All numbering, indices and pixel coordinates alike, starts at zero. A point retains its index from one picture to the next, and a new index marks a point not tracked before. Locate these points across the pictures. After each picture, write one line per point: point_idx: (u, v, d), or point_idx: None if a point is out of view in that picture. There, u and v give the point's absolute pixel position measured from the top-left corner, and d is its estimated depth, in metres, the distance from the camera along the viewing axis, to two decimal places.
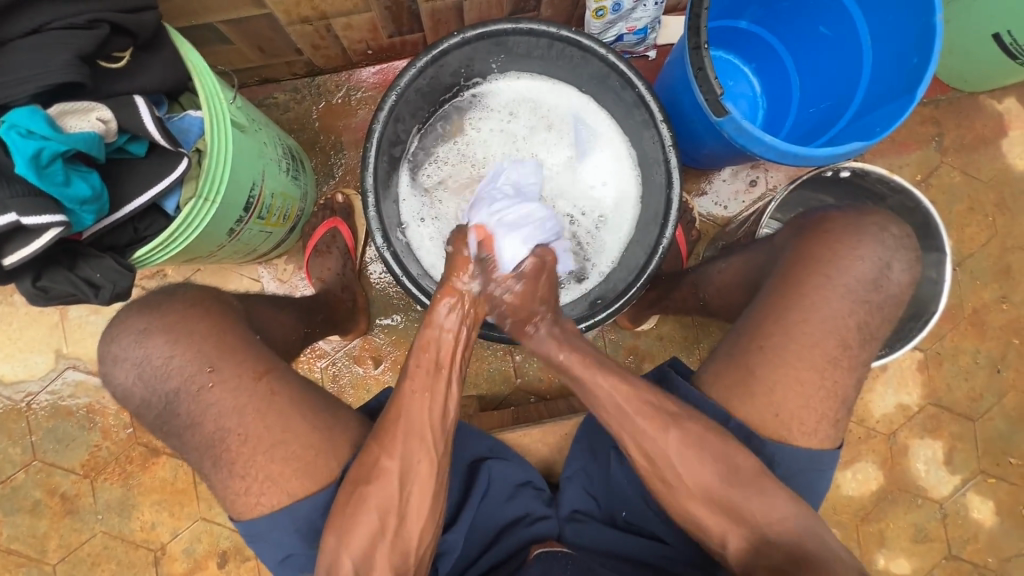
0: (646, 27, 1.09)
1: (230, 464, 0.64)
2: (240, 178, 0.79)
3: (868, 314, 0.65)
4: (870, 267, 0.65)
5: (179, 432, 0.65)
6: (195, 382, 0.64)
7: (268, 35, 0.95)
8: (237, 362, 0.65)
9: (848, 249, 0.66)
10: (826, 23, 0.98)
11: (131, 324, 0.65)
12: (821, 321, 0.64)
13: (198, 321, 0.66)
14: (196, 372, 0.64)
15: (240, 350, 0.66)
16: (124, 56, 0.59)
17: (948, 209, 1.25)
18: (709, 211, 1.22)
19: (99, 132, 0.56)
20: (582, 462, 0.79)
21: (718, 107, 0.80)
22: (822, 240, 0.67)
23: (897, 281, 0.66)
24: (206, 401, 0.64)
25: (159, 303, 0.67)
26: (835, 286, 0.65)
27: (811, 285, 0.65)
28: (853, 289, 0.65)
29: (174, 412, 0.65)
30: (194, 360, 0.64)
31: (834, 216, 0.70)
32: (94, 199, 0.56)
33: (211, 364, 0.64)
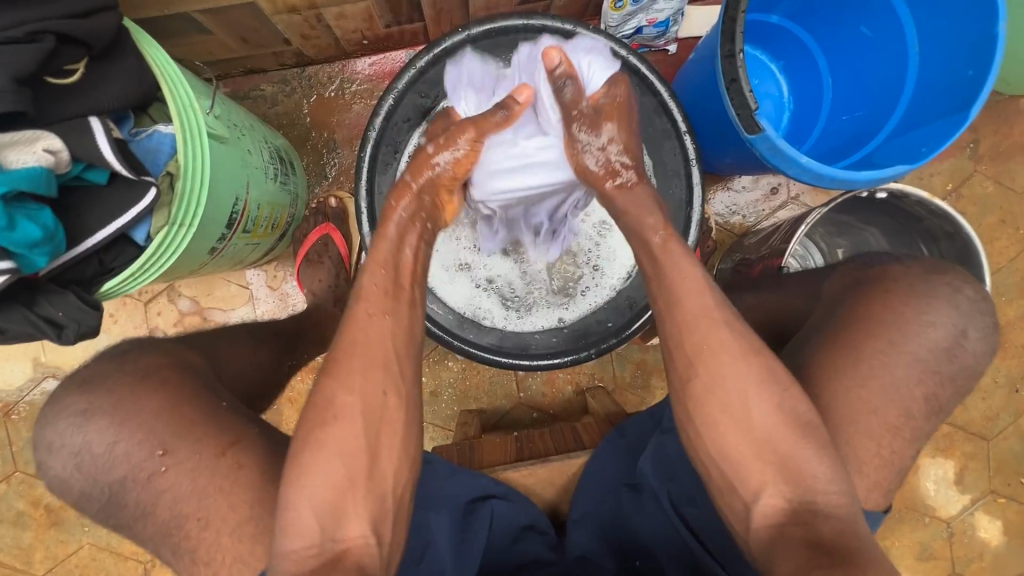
0: (669, 19, 1.00)
1: (190, 552, 0.59)
2: (221, 194, 0.72)
3: (939, 387, 0.59)
4: (942, 334, 0.59)
5: (129, 523, 0.61)
6: (143, 470, 0.59)
7: (251, 24, 0.86)
8: (194, 441, 0.60)
9: (918, 315, 0.60)
10: (868, 23, 0.89)
11: (70, 405, 0.62)
12: (883, 391, 0.57)
13: (147, 401, 0.61)
14: (146, 457, 0.59)
15: (199, 427, 0.61)
16: (78, 69, 0.51)
17: (978, 221, 1.18)
18: (725, 218, 1.15)
19: (48, 164, 0.49)
20: (591, 504, 0.74)
21: (751, 124, 0.72)
22: (884, 301, 0.61)
23: (972, 350, 0.60)
24: (158, 486, 0.59)
25: (96, 378, 0.63)
26: (900, 353, 0.58)
27: (871, 350, 0.58)
28: (923, 358, 0.58)
29: (120, 504, 0.60)
30: (142, 445, 0.59)
31: (896, 271, 0.63)
32: (46, 240, 0.48)
33: (163, 446, 0.59)
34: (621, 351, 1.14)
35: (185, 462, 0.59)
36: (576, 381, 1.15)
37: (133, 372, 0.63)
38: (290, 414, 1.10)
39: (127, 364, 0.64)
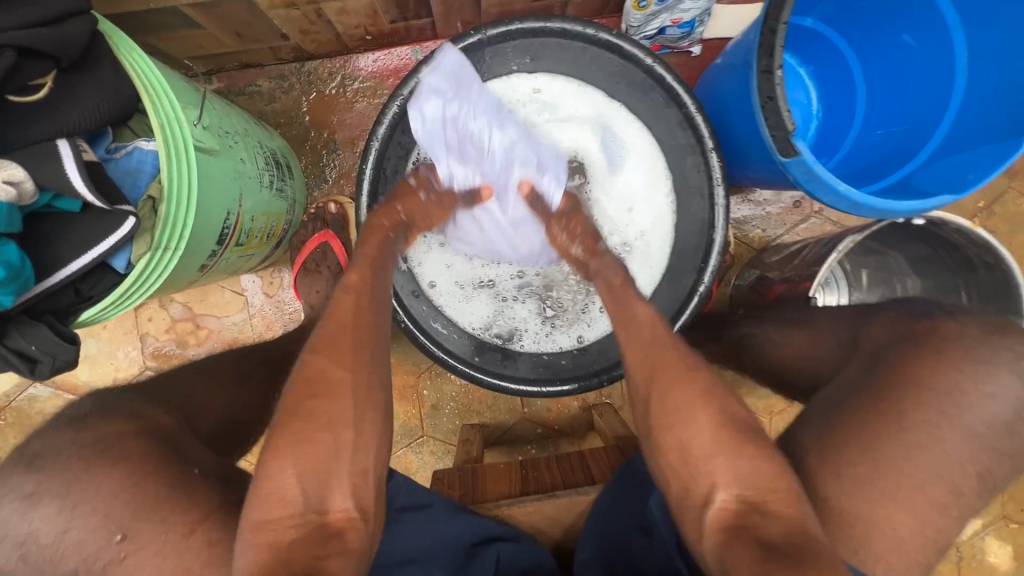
0: (695, 19, 0.93)
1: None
2: (213, 210, 0.67)
3: (992, 461, 0.52)
4: (1002, 406, 0.52)
5: None
6: (102, 557, 0.52)
7: (245, 19, 0.79)
8: (165, 516, 0.53)
9: (974, 383, 0.52)
10: (912, 31, 0.83)
11: (14, 485, 0.53)
12: (927, 465, 0.51)
13: (106, 477, 0.53)
14: (104, 544, 0.52)
15: (166, 505, 0.54)
16: (46, 83, 0.46)
17: (1009, 241, 1.13)
18: (743, 229, 1.09)
19: (10, 197, 0.44)
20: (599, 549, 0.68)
21: (787, 146, 0.67)
22: (934, 366, 0.53)
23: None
24: None
25: (47, 453, 0.55)
26: (949, 423, 0.51)
27: (917, 419, 0.51)
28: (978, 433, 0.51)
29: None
30: (100, 527, 0.52)
31: (950, 326, 0.56)
32: (12, 279, 0.44)
33: (124, 529, 0.52)
34: None
35: (149, 543, 0.52)
36: (583, 397, 1.11)
37: (91, 443, 0.55)
38: None
39: (84, 435, 0.56)
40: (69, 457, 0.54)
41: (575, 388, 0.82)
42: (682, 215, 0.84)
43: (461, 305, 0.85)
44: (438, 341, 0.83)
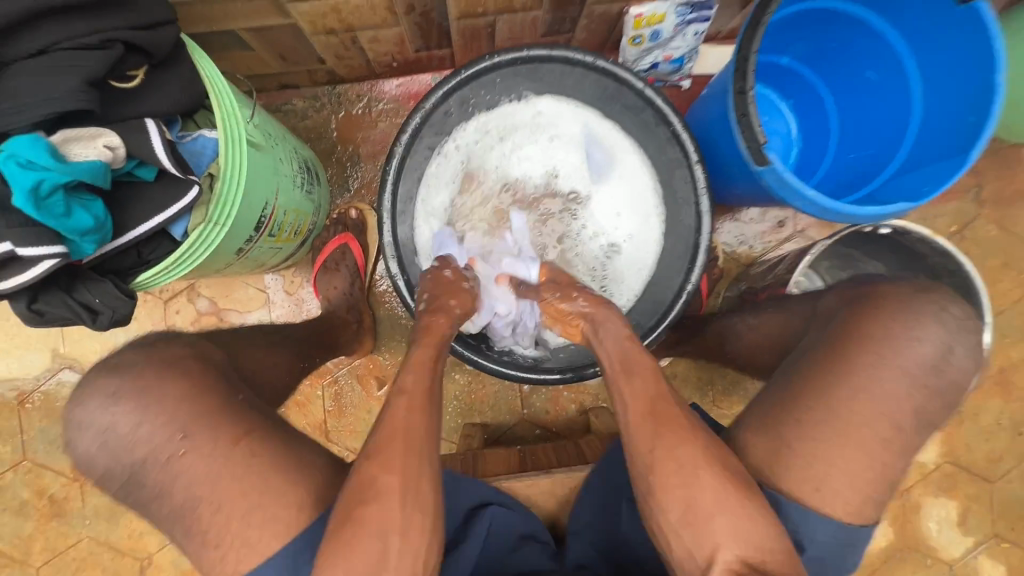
0: (683, 56, 1.05)
1: (201, 536, 0.59)
2: (254, 199, 0.76)
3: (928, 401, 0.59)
4: (930, 349, 0.59)
5: (145, 503, 0.60)
6: (164, 452, 0.59)
7: (291, 43, 0.91)
8: (214, 426, 0.60)
9: (904, 330, 0.59)
10: (875, 68, 0.93)
11: (97, 387, 0.61)
12: (871, 405, 0.58)
13: (171, 385, 0.61)
14: (167, 440, 0.59)
15: (219, 413, 0.61)
16: (138, 75, 0.56)
17: (980, 264, 1.21)
18: (732, 247, 1.18)
19: (106, 160, 0.52)
20: (594, 516, 0.75)
21: (760, 156, 0.77)
22: (874, 317, 0.61)
23: (959, 366, 0.60)
24: (176, 470, 0.59)
25: (127, 363, 0.63)
26: (886, 367, 0.58)
27: (860, 363, 0.59)
28: (911, 373, 0.58)
29: (141, 483, 0.60)
30: (164, 428, 0.59)
31: (886, 290, 0.63)
32: (95, 230, 0.52)
33: (184, 430, 0.59)
34: None
35: (204, 446, 0.59)
36: (580, 401, 1.16)
37: (160, 361, 0.63)
38: (297, 417, 1.12)
39: (153, 355, 0.64)
40: (144, 370, 0.62)
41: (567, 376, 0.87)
42: (673, 222, 0.93)
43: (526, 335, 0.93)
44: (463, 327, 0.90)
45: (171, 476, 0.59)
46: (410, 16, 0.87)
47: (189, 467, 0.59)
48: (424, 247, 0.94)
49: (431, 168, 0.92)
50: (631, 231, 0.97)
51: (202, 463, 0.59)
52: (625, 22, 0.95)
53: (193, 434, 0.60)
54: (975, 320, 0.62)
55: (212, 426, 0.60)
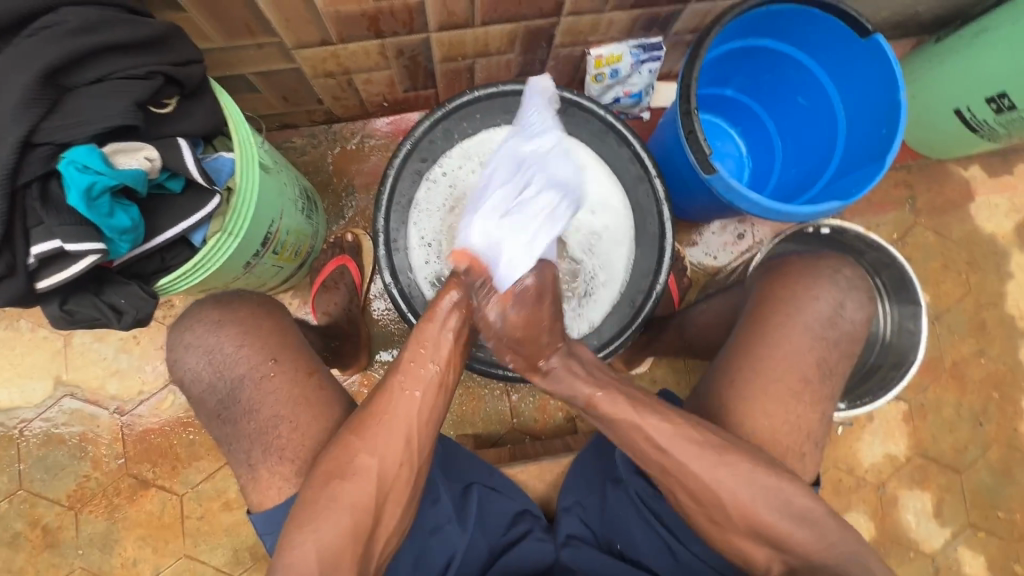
0: (641, 91, 1.19)
1: (269, 457, 0.70)
2: (261, 216, 0.84)
3: (829, 350, 0.74)
4: (825, 306, 0.75)
5: (235, 419, 0.71)
6: (257, 372, 0.71)
7: (293, 86, 1.03)
8: (296, 355, 0.74)
9: (806, 291, 0.76)
10: (804, 94, 1.07)
11: (205, 315, 0.74)
12: (786, 354, 0.73)
13: (264, 320, 0.75)
14: (261, 362, 0.72)
15: (298, 347, 0.75)
16: (171, 103, 0.65)
17: (923, 266, 1.33)
18: (699, 260, 1.28)
19: (145, 169, 0.61)
20: (579, 494, 0.82)
21: (708, 166, 0.88)
22: (783, 282, 0.77)
23: (851, 319, 0.76)
24: (265, 389, 0.71)
25: (231, 298, 0.77)
26: (794, 322, 0.74)
27: (774, 321, 0.75)
28: (810, 326, 0.74)
29: (234, 400, 0.71)
30: (259, 352, 0.72)
31: (793, 261, 0.80)
32: (132, 230, 0.61)
33: (275, 355, 0.72)
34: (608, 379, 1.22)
35: (290, 369, 0.73)
36: (567, 408, 1.22)
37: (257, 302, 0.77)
38: None
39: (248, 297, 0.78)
40: (249, 306, 0.76)
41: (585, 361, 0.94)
42: (642, 233, 1.02)
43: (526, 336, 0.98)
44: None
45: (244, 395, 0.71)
46: (399, 60, 1.00)
47: (277, 387, 0.71)
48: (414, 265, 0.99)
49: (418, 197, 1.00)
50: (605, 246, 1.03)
51: (286, 386, 0.72)
52: (587, 62, 1.09)
53: (282, 358, 0.73)
54: (866, 282, 0.78)
55: (297, 352, 0.74)
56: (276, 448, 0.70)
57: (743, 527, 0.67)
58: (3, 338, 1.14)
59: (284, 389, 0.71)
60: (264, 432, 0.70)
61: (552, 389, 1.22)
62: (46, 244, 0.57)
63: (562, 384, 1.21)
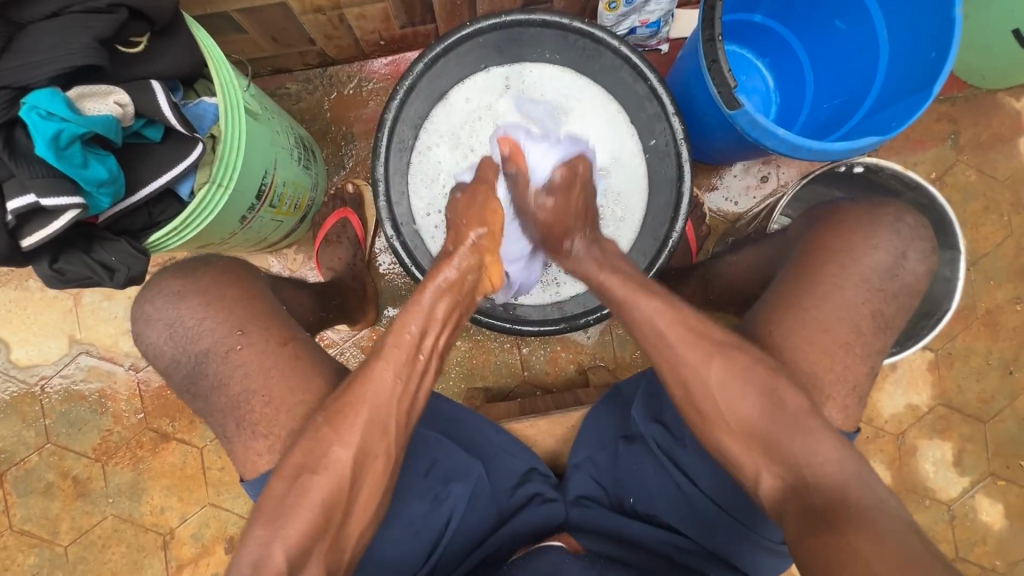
0: (660, 20, 1.08)
1: (254, 426, 0.69)
2: (252, 166, 0.80)
3: (882, 303, 0.69)
4: (884, 257, 0.70)
5: (208, 393, 0.70)
6: (223, 345, 0.69)
7: (281, 24, 0.96)
8: (264, 327, 0.71)
9: (863, 240, 0.70)
10: (843, 17, 0.97)
11: (165, 287, 0.71)
12: (836, 307, 0.69)
13: (229, 287, 0.72)
14: (228, 334, 0.69)
15: (266, 317, 0.72)
16: (141, 41, 0.60)
17: (961, 209, 1.24)
18: (718, 205, 1.21)
19: (117, 115, 0.57)
20: (590, 452, 0.80)
21: (731, 100, 0.80)
22: (837, 230, 0.72)
23: (912, 271, 0.70)
24: (235, 361, 0.69)
25: (192, 266, 0.74)
26: (847, 274, 0.69)
27: (820, 275, 0.70)
28: (867, 278, 0.69)
29: (202, 373, 0.70)
30: (225, 323, 0.70)
31: (847, 208, 0.74)
32: (111, 181, 0.57)
33: (241, 326, 0.70)
34: (620, 331, 1.20)
35: (258, 342, 0.70)
36: (579, 360, 1.20)
37: (217, 274, 0.73)
38: None
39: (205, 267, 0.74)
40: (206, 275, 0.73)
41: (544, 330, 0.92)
42: (661, 177, 0.95)
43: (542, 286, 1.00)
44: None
45: (240, 361, 0.69)
46: None
47: (245, 360, 0.69)
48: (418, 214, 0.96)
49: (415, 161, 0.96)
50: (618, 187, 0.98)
51: (256, 358, 0.69)
52: None
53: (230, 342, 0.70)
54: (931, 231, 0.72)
55: (264, 323, 0.71)
56: (259, 417, 0.68)
57: (750, 454, 0.65)
58: (14, 298, 1.15)
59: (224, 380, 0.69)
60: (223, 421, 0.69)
61: (564, 341, 1.20)
62: (20, 199, 0.54)
63: (573, 336, 1.19)
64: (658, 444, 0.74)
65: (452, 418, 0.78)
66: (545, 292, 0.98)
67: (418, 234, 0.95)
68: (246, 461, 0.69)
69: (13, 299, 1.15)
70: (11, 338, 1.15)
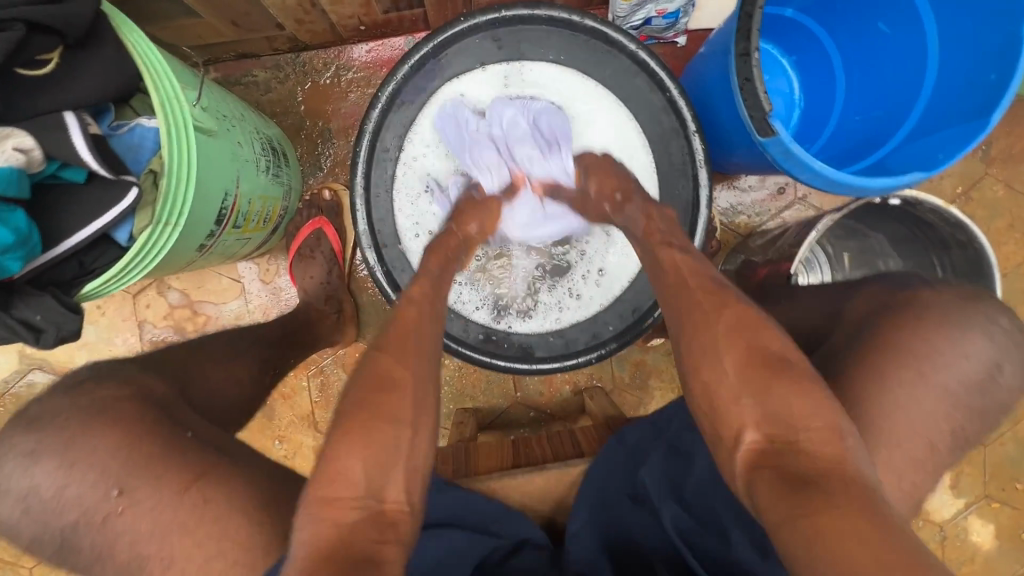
0: (679, 11, 0.95)
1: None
2: (209, 190, 0.68)
3: (965, 420, 0.54)
4: (976, 364, 0.54)
5: (87, 564, 0.56)
6: (97, 513, 0.55)
7: (241, 7, 0.82)
8: (158, 474, 0.55)
9: (953, 345, 0.54)
10: (886, 19, 0.85)
11: (17, 445, 0.56)
12: (912, 420, 0.53)
13: (104, 434, 0.56)
14: (101, 498, 0.55)
15: (159, 462, 0.56)
16: (52, 59, 0.50)
17: (985, 226, 1.16)
18: (730, 217, 1.12)
19: (19, 164, 0.48)
20: (591, 516, 0.72)
21: (765, 126, 0.70)
22: (916, 320, 0.56)
23: (1009, 384, 0.55)
24: (116, 528, 0.55)
25: (45, 416, 0.58)
26: (928, 383, 0.53)
27: (895, 379, 0.53)
28: (954, 391, 0.53)
29: (75, 547, 0.56)
30: (99, 483, 0.55)
31: (928, 295, 0.57)
32: (19, 244, 0.48)
33: (118, 484, 0.55)
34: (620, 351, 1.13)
35: (144, 500, 0.55)
36: (574, 381, 1.13)
37: (87, 406, 0.58)
38: (283, 410, 1.10)
39: (80, 399, 0.59)
40: (97, 395, 0.59)
41: (553, 367, 0.87)
42: None
43: (543, 311, 0.89)
44: (452, 305, 0.89)
45: (127, 526, 0.55)
46: None
47: (132, 522, 0.55)
48: (405, 231, 0.86)
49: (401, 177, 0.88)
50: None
51: (144, 518, 0.55)
52: None
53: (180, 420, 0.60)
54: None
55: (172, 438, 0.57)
56: None
57: None
58: None
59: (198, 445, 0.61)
60: None
61: None
62: None
63: None
64: (676, 524, 0.66)
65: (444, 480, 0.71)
66: (544, 319, 0.90)
67: (406, 255, 0.86)
68: None
69: None
70: None
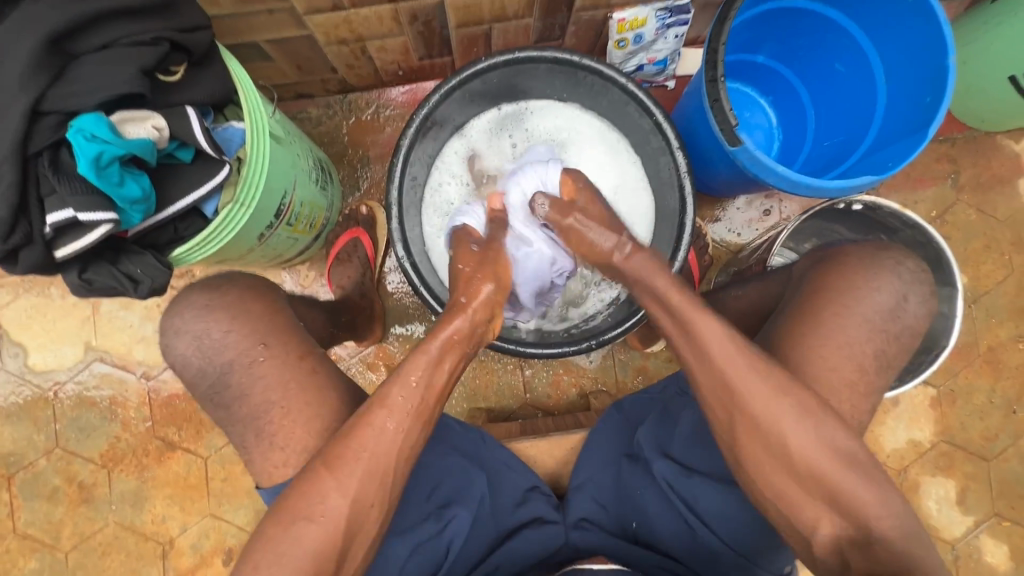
0: (666, 59, 1.13)
1: (271, 436, 0.71)
2: (272, 187, 0.84)
3: (885, 344, 0.71)
4: (887, 298, 0.71)
5: (229, 402, 0.73)
6: (247, 356, 0.72)
7: (307, 54, 1.02)
8: (285, 342, 0.74)
9: (866, 282, 0.72)
10: (842, 60, 1.01)
11: (195, 300, 0.75)
12: (841, 345, 0.69)
13: (254, 303, 0.76)
14: (251, 346, 0.73)
15: (286, 333, 0.75)
16: (178, 70, 0.67)
17: (960, 247, 1.26)
18: (722, 237, 1.24)
19: (154, 138, 0.64)
20: (591, 473, 0.82)
21: (733, 137, 0.84)
22: (838, 271, 0.73)
23: (914, 313, 0.72)
24: (256, 373, 0.72)
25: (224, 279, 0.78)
26: (851, 314, 0.70)
27: (826, 315, 0.70)
28: (870, 319, 0.70)
29: (225, 384, 0.73)
30: (249, 336, 0.73)
31: (853, 250, 0.75)
32: (143, 200, 0.64)
33: (264, 338, 0.73)
34: (623, 357, 1.22)
35: (279, 353, 0.73)
36: (580, 384, 1.21)
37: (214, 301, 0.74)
38: None
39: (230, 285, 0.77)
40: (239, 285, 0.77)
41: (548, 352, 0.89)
42: (663, 208, 1.00)
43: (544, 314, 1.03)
44: None
45: (258, 376, 0.72)
46: (414, 25, 0.97)
47: (267, 371, 0.72)
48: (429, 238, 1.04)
49: (428, 198, 1.06)
50: (622, 208, 1.06)
51: (275, 371, 0.72)
52: (609, 27, 1.02)
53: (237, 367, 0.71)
54: (931, 275, 0.74)
55: None
56: (266, 435, 0.71)
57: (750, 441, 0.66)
58: (35, 304, 1.19)
59: (260, 385, 0.72)
60: (254, 423, 0.71)
61: (567, 365, 1.22)
62: (59, 214, 0.60)
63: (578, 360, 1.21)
64: (664, 476, 0.74)
65: (458, 437, 0.80)
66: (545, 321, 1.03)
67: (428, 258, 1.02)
68: (256, 470, 0.72)
69: (34, 305, 1.19)
70: (30, 343, 1.19)
